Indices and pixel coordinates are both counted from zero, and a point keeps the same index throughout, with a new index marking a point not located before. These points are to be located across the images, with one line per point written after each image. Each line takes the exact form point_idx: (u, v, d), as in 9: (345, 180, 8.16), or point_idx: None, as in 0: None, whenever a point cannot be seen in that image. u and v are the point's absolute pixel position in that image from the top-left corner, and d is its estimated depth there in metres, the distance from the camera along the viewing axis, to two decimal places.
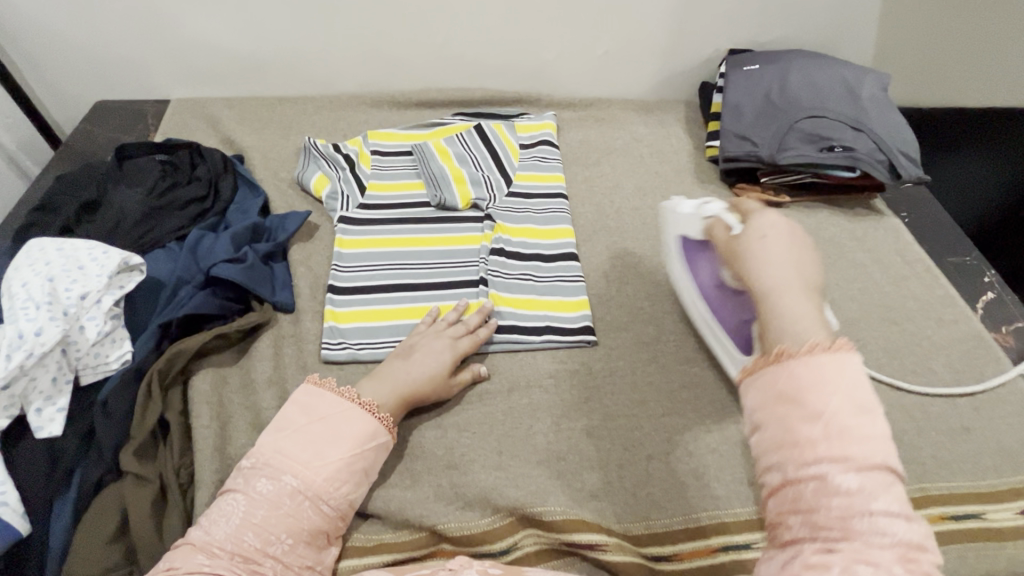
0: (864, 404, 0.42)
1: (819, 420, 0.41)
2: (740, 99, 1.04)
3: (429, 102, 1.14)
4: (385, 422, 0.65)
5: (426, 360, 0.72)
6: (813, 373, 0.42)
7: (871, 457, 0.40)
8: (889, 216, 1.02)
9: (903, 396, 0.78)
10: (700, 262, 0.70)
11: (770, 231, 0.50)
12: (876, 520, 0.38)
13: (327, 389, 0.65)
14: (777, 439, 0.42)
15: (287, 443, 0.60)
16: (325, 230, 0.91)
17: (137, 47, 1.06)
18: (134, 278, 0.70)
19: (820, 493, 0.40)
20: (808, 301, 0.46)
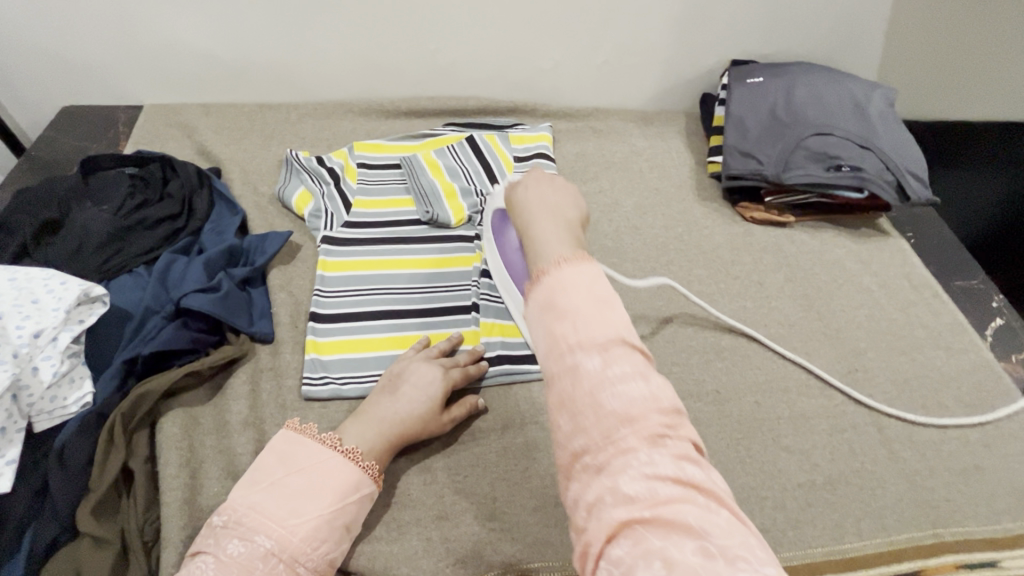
0: (638, 365, 0.44)
1: (569, 321, 0.45)
2: (744, 113, 1.00)
3: (419, 111, 1.08)
4: (370, 471, 0.60)
5: (415, 396, 0.66)
6: (569, 299, 0.46)
7: (627, 378, 0.43)
8: (895, 238, 0.99)
9: (914, 433, 0.75)
10: (507, 229, 0.74)
11: (530, 181, 0.59)
12: (635, 452, 0.40)
13: (307, 436, 0.61)
14: (564, 398, 0.44)
15: (263, 498, 0.56)
16: (307, 251, 0.86)
17: (106, 49, 0.99)
18: (95, 310, 0.64)
19: (592, 429, 0.42)
20: (561, 232, 0.53)
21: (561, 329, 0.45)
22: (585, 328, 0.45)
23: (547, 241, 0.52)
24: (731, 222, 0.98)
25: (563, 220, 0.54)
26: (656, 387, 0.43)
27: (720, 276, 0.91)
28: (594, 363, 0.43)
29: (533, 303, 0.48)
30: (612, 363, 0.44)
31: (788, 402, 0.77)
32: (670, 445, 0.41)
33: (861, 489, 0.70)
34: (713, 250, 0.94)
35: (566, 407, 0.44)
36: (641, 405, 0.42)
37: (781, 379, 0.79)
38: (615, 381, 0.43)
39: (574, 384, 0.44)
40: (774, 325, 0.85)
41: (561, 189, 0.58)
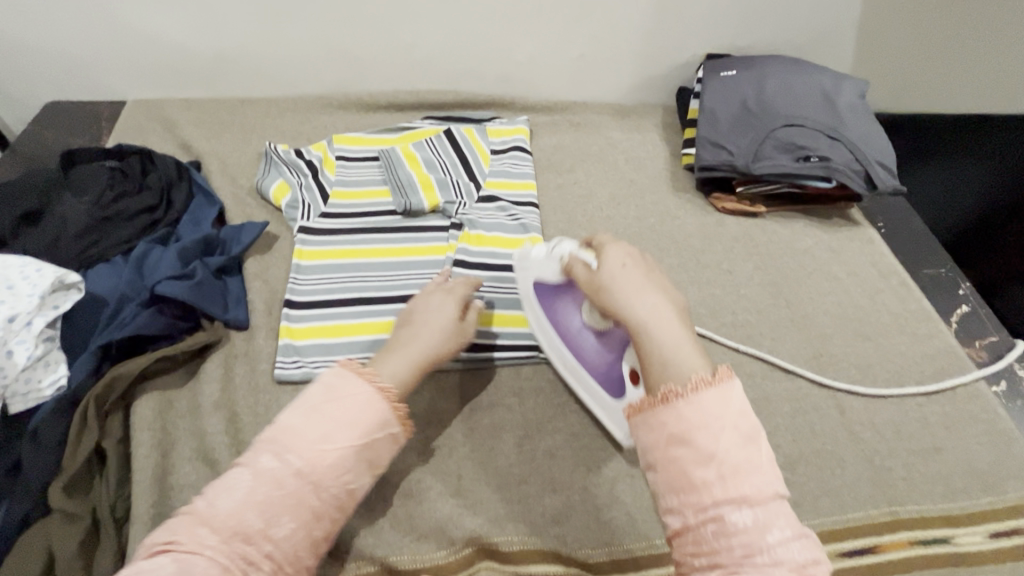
0: (778, 503, 0.46)
1: (711, 471, 0.46)
2: (717, 105, 1.01)
3: (399, 105, 1.10)
4: (398, 412, 0.60)
5: (433, 325, 0.69)
6: (704, 416, 0.48)
7: (761, 492, 0.46)
8: (865, 227, 1.00)
9: (876, 414, 0.76)
10: (561, 306, 0.71)
11: (627, 263, 0.58)
12: (773, 552, 0.44)
13: (350, 369, 0.60)
14: (686, 500, 0.47)
15: (297, 422, 0.56)
16: (284, 240, 0.87)
17: (90, 46, 1.01)
18: (70, 297, 0.66)
19: (719, 534, 0.45)
20: (691, 360, 0.51)
21: (688, 449, 0.47)
22: (726, 444, 0.47)
23: (671, 349, 0.52)
24: (704, 211, 1.00)
25: (668, 299, 0.56)
26: (789, 526, 0.45)
27: (690, 265, 0.92)
28: (742, 523, 0.45)
29: (649, 415, 0.50)
30: (766, 527, 0.45)
31: (753, 385, 0.78)
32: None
33: (820, 469, 0.71)
34: (684, 240, 0.96)
35: (675, 490, 0.47)
36: (764, 496, 0.45)
37: (746, 364, 0.81)
38: (765, 540, 0.44)
39: (705, 496, 0.46)
40: (743, 311, 0.87)
41: (675, 303, 0.56)
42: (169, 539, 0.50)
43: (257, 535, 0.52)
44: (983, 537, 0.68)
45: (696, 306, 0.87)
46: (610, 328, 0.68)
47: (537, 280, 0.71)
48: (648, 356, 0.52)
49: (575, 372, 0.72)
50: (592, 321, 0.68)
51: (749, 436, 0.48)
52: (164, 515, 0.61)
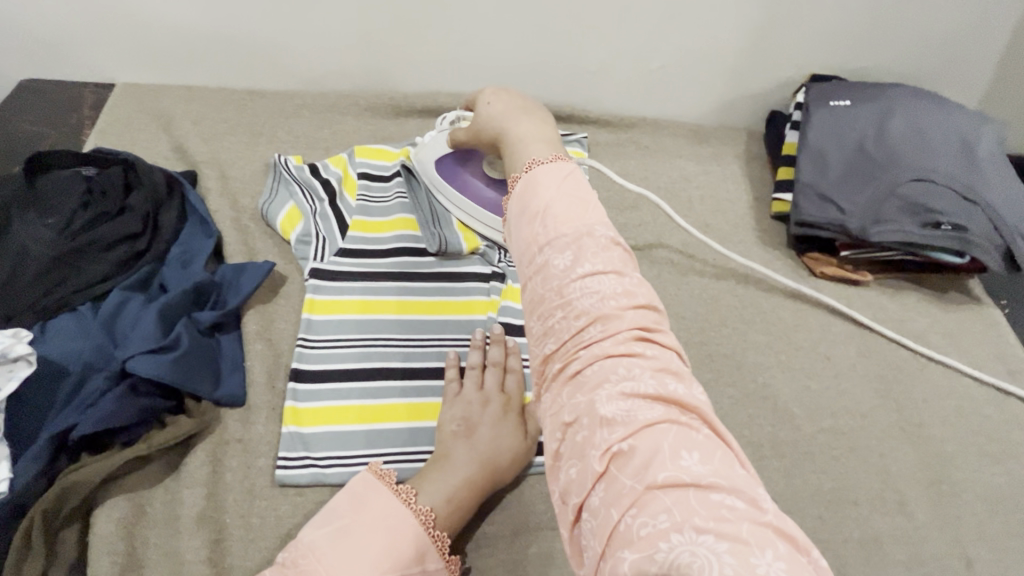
0: (611, 264, 0.46)
1: (541, 221, 0.49)
2: (825, 145, 0.83)
3: (436, 110, 0.92)
4: (438, 542, 0.53)
5: (494, 437, 0.59)
6: (540, 198, 0.50)
7: (618, 322, 0.43)
8: (988, 306, 0.83)
9: (1008, 570, 0.62)
10: (463, 176, 0.76)
11: (493, 99, 0.64)
12: (620, 378, 0.41)
13: (385, 483, 0.54)
14: (538, 295, 0.47)
15: (323, 541, 0.49)
16: (294, 285, 0.72)
17: (72, 18, 0.83)
18: (17, 373, 0.51)
19: (601, 371, 0.41)
20: (544, 144, 0.56)
21: (532, 230, 0.49)
22: (592, 262, 0.46)
23: (526, 141, 0.57)
24: (796, 273, 0.83)
25: (541, 124, 0.59)
26: (627, 295, 0.45)
27: (779, 344, 0.76)
28: (563, 265, 0.46)
29: (513, 212, 0.52)
30: (610, 328, 0.43)
31: (858, 519, 0.64)
32: (647, 359, 0.42)
33: None
34: (772, 310, 0.79)
35: (539, 316, 0.47)
36: (618, 313, 0.43)
37: (850, 488, 0.66)
38: (582, 278, 0.45)
39: (544, 281, 0.47)
40: (844, 413, 0.71)
41: (525, 104, 0.63)
42: None
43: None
44: None
45: (788, 402, 0.71)
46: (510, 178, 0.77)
47: (439, 155, 0.76)
48: (511, 142, 0.59)
49: (493, 229, 0.76)
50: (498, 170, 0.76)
51: (582, 199, 0.50)
52: None
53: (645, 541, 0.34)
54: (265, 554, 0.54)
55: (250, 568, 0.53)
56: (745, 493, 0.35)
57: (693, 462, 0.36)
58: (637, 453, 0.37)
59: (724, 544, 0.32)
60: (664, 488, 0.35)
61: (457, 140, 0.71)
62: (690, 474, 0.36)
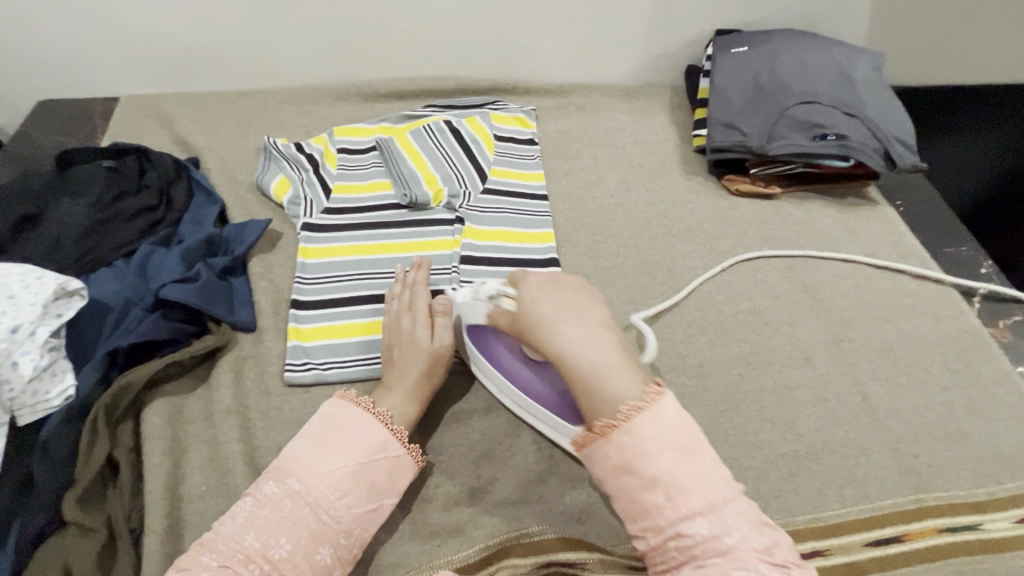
0: (693, 443, 0.52)
1: (659, 494, 0.51)
2: (728, 84, 0.98)
3: (399, 93, 1.07)
4: (397, 434, 0.62)
5: (425, 345, 0.69)
6: (648, 464, 0.51)
7: (708, 503, 0.50)
8: (883, 205, 0.98)
9: (897, 399, 0.75)
10: (494, 345, 0.67)
11: (538, 294, 0.59)
12: (740, 554, 0.48)
13: (345, 398, 0.64)
14: (628, 506, 0.53)
15: (297, 448, 0.60)
16: (288, 238, 0.85)
17: (79, 42, 0.97)
18: (73, 304, 0.64)
19: (681, 546, 0.50)
20: (601, 338, 0.56)
21: (630, 482, 0.52)
22: (669, 466, 0.51)
23: (565, 322, 0.56)
24: (715, 194, 0.97)
25: (594, 327, 0.56)
26: (708, 483, 0.50)
27: (704, 251, 0.90)
28: (700, 535, 0.49)
29: (595, 461, 0.54)
30: (717, 525, 0.49)
31: (772, 373, 0.77)
32: (761, 529, 0.50)
33: (846, 457, 0.70)
34: (697, 225, 0.93)
35: (625, 498, 0.52)
36: (713, 505, 0.50)
37: (765, 351, 0.79)
38: (691, 514, 0.50)
39: (640, 492, 0.51)
40: (759, 297, 0.85)
41: (569, 287, 0.60)
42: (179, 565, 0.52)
43: (257, 554, 0.53)
44: (1014, 523, 0.66)
45: (711, 293, 0.85)
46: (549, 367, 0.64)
47: (470, 320, 0.67)
48: (574, 370, 0.55)
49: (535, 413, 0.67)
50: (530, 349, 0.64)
51: (642, 401, 0.53)
52: (178, 527, 0.60)
53: None
54: (282, 433, 0.66)
55: (271, 444, 0.65)
56: None
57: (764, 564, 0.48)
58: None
59: None
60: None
61: (496, 318, 0.63)
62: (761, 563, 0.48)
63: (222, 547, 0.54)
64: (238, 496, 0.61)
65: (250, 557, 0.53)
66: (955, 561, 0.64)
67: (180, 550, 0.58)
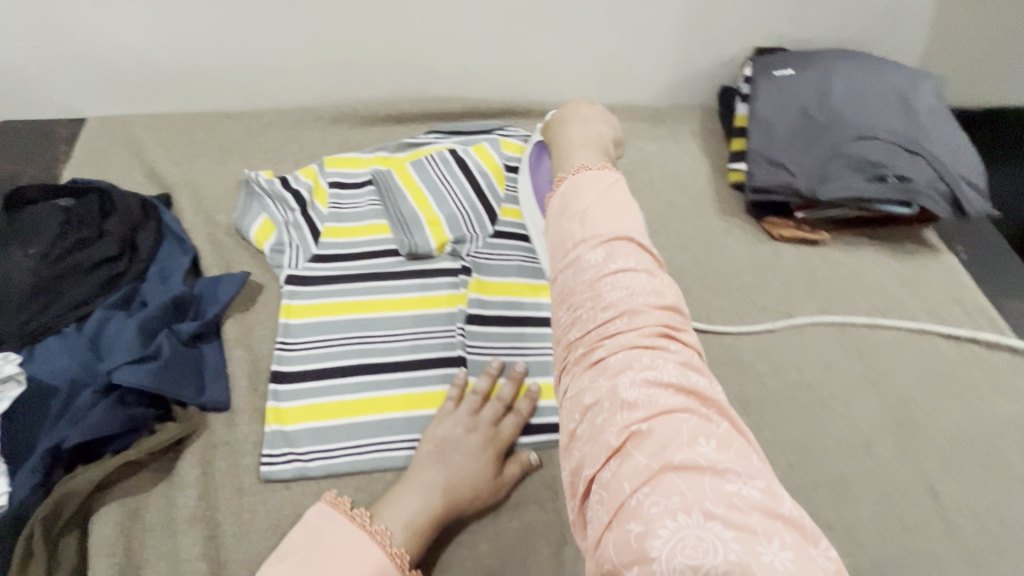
0: (642, 264, 0.55)
1: (588, 272, 0.55)
2: (772, 113, 0.86)
3: (399, 116, 0.95)
4: (398, 560, 0.52)
5: (466, 466, 0.59)
6: (584, 204, 0.60)
7: (631, 299, 0.52)
8: (943, 253, 0.87)
9: (971, 495, 0.65)
10: (543, 157, 0.81)
11: (565, 126, 0.74)
12: (659, 401, 0.45)
13: (340, 510, 0.55)
14: (568, 289, 0.56)
15: (280, 575, 0.50)
16: (270, 293, 0.74)
17: (38, 57, 0.86)
18: (9, 393, 0.55)
19: (613, 347, 0.50)
20: (597, 176, 0.63)
21: (570, 230, 0.59)
22: (601, 238, 0.56)
23: (598, 206, 0.59)
24: (755, 238, 0.86)
25: (598, 163, 0.66)
26: (686, 377, 0.47)
27: (743, 307, 0.80)
28: (604, 268, 0.54)
29: (553, 213, 0.63)
30: (623, 293, 0.52)
31: (826, 462, 0.66)
32: (673, 354, 0.49)
33: (917, 573, 0.60)
34: (734, 275, 0.83)
35: (568, 302, 0.55)
36: (635, 303, 0.51)
37: (818, 435, 0.68)
38: (615, 274, 0.54)
39: (577, 274, 0.56)
40: (808, 365, 0.74)
41: (605, 168, 0.66)
42: None
43: None
44: None
45: (753, 361, 0.74)
46: None
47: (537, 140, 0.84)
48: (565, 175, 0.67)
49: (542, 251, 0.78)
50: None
51: (617, 206, 0.60)
52: None
53: (653, 517, 0.40)
54: (256, 545, 0.56)
55: (243, 559, 0.55)
56: (762, 484, 0.41)
57: (671, 391, 0.46)
58: (654, 437, 0.43)
59: (736, 532, 0.37)
60: (679, 470, 0.41)
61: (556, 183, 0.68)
62: (683, 432, 0.43)
63: None
64: None
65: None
66: None
67: None
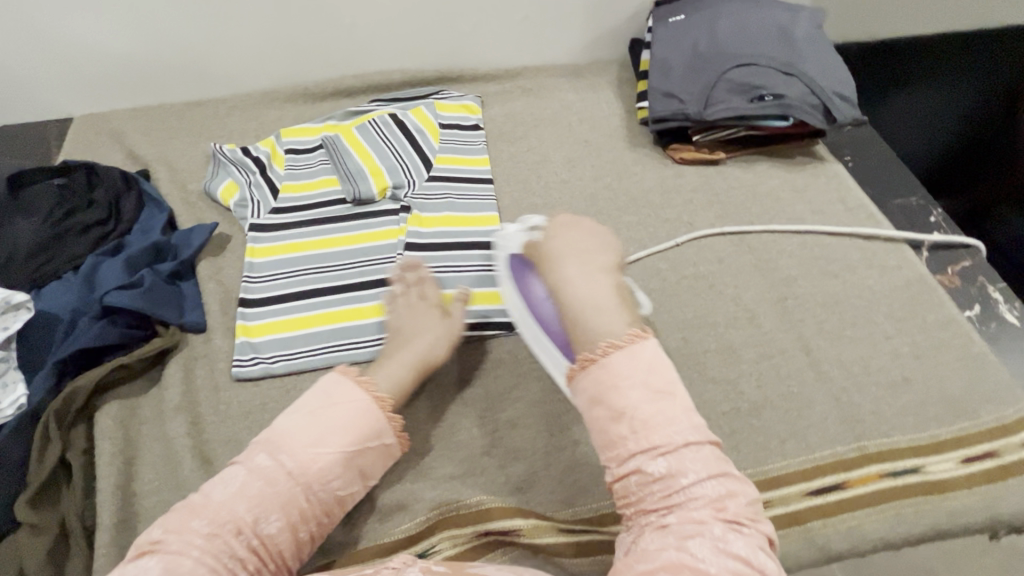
0: (708, 468, 0.52)
1: (626, 425, 0.54)
2: (668, 54, 0.98)
3: (345, 91, 1.08)
4: (394, 424, 0.62)
5: (422, 330, 0.70)
6: (625, 397, 0.55)
7: (672, 441, 0.53)
8: (831, 162, 0.98)
9: (841, 349, 0.75)
10: (530, 279, 0.71)
11: (573, 224, 0.68)
12: (727, 546, 0.49)
13: (350, 377, 0.62)
14: (624, 492, 0.54)
15: (295, 424, 0.59)
16: (237, 241, 0.87)
17: (25, 65, 0.99)
18: (19, 316, 0.67)
19: (642, 483, 0.53)
20: (599, 279, 0.62)
21: (618, 432, 0.55)
22: (634, 400, 0.54)
23: (592, 309, 0.59)
24: (661, 164, 0.98)
25: (602, 285, 0.62)
26: (728, 491, 0.52)
27: (649, 220, 0.91)
28: (658, 472, 0.53)
29: (580, 389, 0.57)
30: (681, 470, 0.52)
31: (715, 334, 0.77)
32: (745, 532, 0.50)
33: (789, 411, 0.70)
34: (643, 196, 0.94)
35: (631, 502, 0.54)
36: (674, 444, 0.53)
37: (709, 314, 0.79)
38: (688, 487, 0.52)
39: (632, 472, 0.54)
40: (704, 261, 0.85)
41: (590, 232, 0.68)
42: (162, 534, 0.52)
43: (246, 527, 0.54)
44: (957, 463, 0.67)
45: (656, 262, 0.86)
46: None
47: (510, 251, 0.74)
48: (572, 307, 0.61)
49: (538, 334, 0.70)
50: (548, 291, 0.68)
51: (664, 392, 0.55)
52: (132, 522, 0.62)
53: None
54: (231, 427, 0.68)
55: (221, 438, 0.67)
56: None
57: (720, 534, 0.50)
58: None
59: None
60: None
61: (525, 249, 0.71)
62: (724, 561, 0.48)
63: (215, 514, 0.54)
64: (189, 487, 0.64)
65: (240, 530, 0.54)
66: (895, 505, 0.65)
67: (133, 543, 0.60)
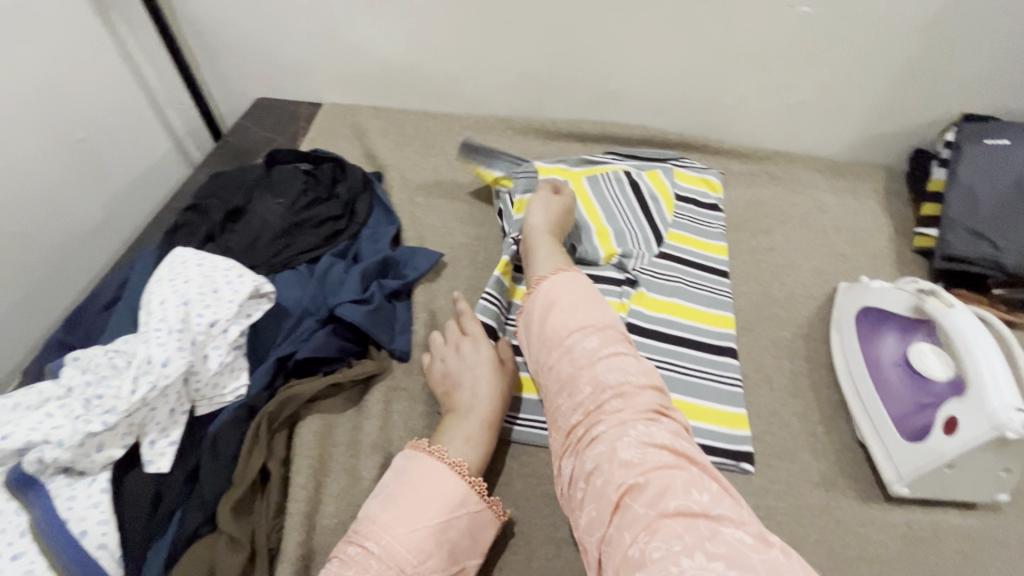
0: (622, 347, 0.57)
1: (565, 317, 0.60)
2: (978, 182, 0.80)
3: (581, 136, 1.03)
4: (476, 486, 0.59)
5: (473, 383, 0.66)
6: (565, 297, 0.62)
7: (590, 323, 0.59)
8: None
9: None
10: (882, 337, 0.70)
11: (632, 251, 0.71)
12: (631, 443, 0.49)
13: (420, 448, 0.60)
14: (562, 373, 0.57)
15: (379, 505, 0.56)
16: (453, 271, 0.83)
17: (301, 50, 1.04)
18: (261, 306, 0.66)
19: (569, 359, 0.57)
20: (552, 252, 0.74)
21: (554, 323, 0.60)
22: (581, 310, 0.60)
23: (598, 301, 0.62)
24: None
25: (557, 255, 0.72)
26: (640, 385, 0.54)
27: None
28: (587, 346, 0.57)
29: (535, 299, 0.64)
30: (600, 341, 0.57)
31: (1003, 561, 0.61)
32: (663, 423, 0.51)
33: None
34: None
35: (563, 389, 0.57)
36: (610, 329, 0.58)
37: (997, 530, 0.63)
38: (600, 359, 0.56)
39: (568, 359, 0.57)
40: None
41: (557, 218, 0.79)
42: None
43: None
44: None
45: None
46: (940, 380, 0.64)
47: (868, 304, 0.72)
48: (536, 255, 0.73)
49: (871, 401, 0.68)
50: (921, 363, 0.65)
51: (596, 301, 0.61)
52: (310, 559, 0.59)
53: (657, 563, 0.41)
54: None
55: None
56: (754, 532, 0.43)
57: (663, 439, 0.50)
58: (650, 489, 0.46)
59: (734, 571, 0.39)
60: (675, 516, 0.44)
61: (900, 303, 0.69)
62: (630, 448, 0.49)
63: None
64: None
65: None
66: None
67: None
